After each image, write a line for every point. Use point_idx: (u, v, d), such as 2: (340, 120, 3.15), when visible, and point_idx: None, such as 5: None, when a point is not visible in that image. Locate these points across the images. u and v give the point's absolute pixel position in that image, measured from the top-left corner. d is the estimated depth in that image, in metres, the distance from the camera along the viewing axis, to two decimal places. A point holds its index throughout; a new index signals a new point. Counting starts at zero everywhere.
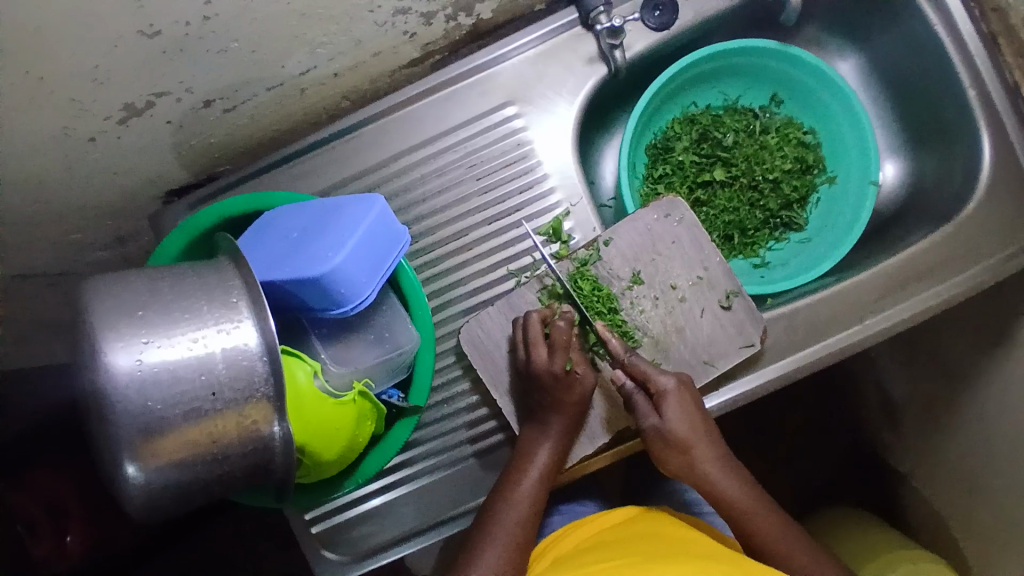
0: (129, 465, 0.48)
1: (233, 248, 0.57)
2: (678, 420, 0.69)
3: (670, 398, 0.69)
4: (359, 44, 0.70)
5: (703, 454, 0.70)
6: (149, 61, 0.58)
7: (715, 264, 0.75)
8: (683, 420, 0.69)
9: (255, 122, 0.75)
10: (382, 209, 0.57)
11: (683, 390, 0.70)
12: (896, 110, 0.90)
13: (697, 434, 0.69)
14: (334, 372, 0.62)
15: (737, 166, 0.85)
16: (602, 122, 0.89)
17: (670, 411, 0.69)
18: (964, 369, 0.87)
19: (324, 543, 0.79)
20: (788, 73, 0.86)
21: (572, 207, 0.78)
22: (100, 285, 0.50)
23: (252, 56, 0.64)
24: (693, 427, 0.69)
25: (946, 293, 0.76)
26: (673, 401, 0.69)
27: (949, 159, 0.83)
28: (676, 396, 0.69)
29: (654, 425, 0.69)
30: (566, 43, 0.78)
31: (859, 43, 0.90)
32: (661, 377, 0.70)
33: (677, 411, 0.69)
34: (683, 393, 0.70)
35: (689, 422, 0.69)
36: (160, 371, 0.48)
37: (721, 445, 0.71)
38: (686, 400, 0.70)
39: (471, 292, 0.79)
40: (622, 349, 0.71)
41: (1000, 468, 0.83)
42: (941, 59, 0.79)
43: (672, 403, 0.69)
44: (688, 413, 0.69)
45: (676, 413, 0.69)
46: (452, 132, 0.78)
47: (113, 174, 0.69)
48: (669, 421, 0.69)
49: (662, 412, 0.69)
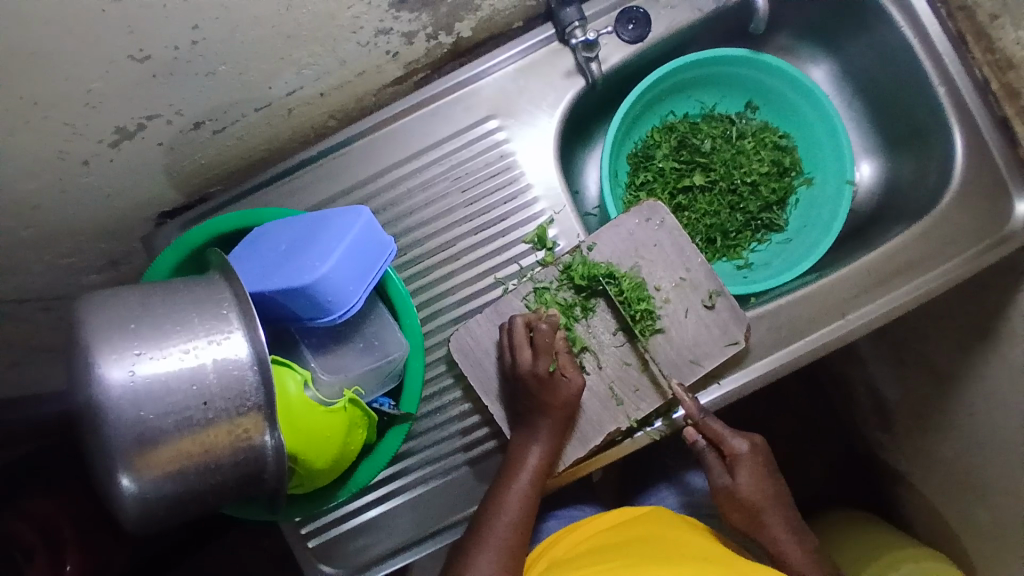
0: (123, 476, 0.49)
1: (222, 262, 0.58)
2: (748, 484, 0.73)
3: (743, 462, 0.74)
4: (344, 64, 0.72)
5: (771, 518, 0.72)
6: (141, 85, 0.60)
7: (697, 265, 0.76)
8: (753, 482, 0.73)
9: (245, 142, 0.77)
10: (368, 220, 0.58)
11: (755, 454, 0.75)
12: (870, 113, 0.93)
13: (768, 502, 0.73)
14: (325, 381, 0.63)
15: (716, 171, 0.87)
16: (583, 133, 0.92)
17: (743, 475, 0.73)
18: (949, 360, 0.88)
19: (320, 556, 0.80)
20: (761, 80, 0.89)
21: (556, 215, 0.80)
22: (94, 301, 0.52)
23: (240, 78, 0.66)
24: (762, 494, 0.73)
25: (925, 286, 0.77)
26: (744, 465, 0.74)
27: (922, 157, 0.85)
28: (748, 462, 0.74)
29: (725, 486, 0.74)
30: (545, 58, 0.81)
31: (829, 49, 0.93)
32: (735, 442, 0.74)
33: (749, 476, 0.73)
34: (754, 459, 0.74)
35: (759, 489, 0.73)
36: (152, 382, 0.49)
37: (789, 511, 0.74)
38: (758, 465, 0.74)
39: (460, 301, 0.80)
40: (694, 407, 0.73)
41: (992, 459, 0.84)
42: (908, 61, 0.82)
43: (746, 469, 0.74)
44: (760, 479, 0.74)
45: (749, 479, 0.73)
46: (436, 146, 0.81)
47: (105, 197, 0.71)
48: (741, 484, 0.73)
49: (734, 475, 0.73)
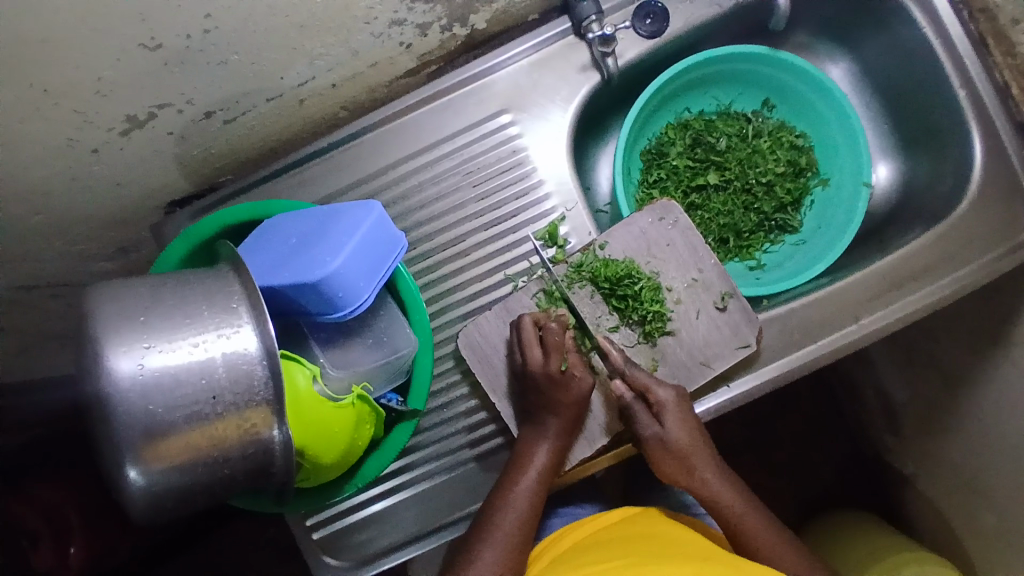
0: (130, 468, 0.49)
1: (233, 254, 0.58)
2: (677, 431, 0.70)
3: (670, 408, 0.71)
4: (357, 55, 0.71)
5: (700, 463, 0.70)
6: (153, 74, 0.59)
7: (710, 266, 0.75)
8: (683, 430, 0.70)
9: (256, 133, 0.76)
10: (380, 215, 0.58)
11: (683, 403, 0.72)
12: (888, 113, 0.91)
13: (697, 447, 0.70)
14: (333, 376, 0.62)
15: (730, 170, 0.86)
16: (596, 129, 0.91)
17: (670, 423, 0.70)
18: (960, 367, 0.87)
19: (324, 548, 0.80)
20: (779, 78, 0.87)
21: (568, 211, 0.80)
22: (104, 291, 0.51)
23: (252, 68, 0.65)
24: (693, 438, 0.70)
25: (940, 291, 0.76)
26: (673, 413, 0.70)
27: (940, 160, 0.84)
28: (677, 408, 0.71)
29: (654, 434, 0.70)
30: (560, 52, 0.80)
31: (849, 48, 0.91)
32: (660, 389, 0.71)
33: (678, 422, 0.70)
34: (682, 407, 0.71)
35: (689, 434, 0.70)
36: (161, 375, 0.49)
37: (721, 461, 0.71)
38: (686, 412, 0.71)
39: (469, 297, 0.80)
40: (622, 361, 0.73)
41: (1000, 468, 0.83)
42: (929, 62, 0.80)
43: (673, 415, 0.70)
44: (689, 424, 0.70)
45: (677, 424, 0.70)
46: (448, 140, 0.80)
47: (115, 185, 0.70)
48: (669, 430, 0.70)
49: (664, 422, 0.70)
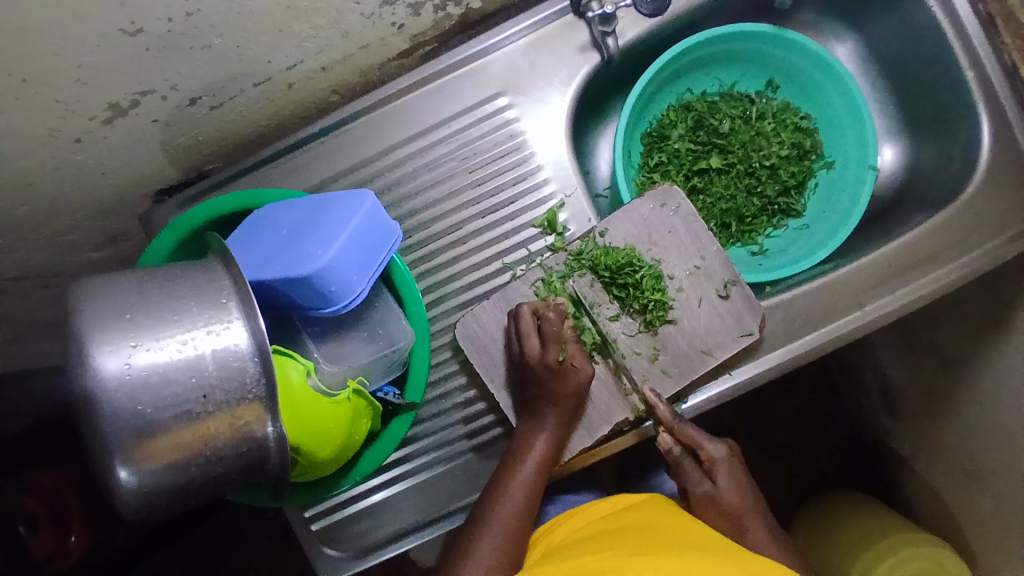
0: (120, 468, 0.48)
1: (222, 247, 0.56)
2: (727, 488, 0.71)
3: (721, 466, 0.72)
4: (346, 37, 0.69)
5: (752, 525, 0.69)
6: (134, 60, 0.57)
7: (712, 253, 0.74)
8: (734, 487, 0.71)
9: (244, 118, 0.74)
10: (373, 205, 0.56)
11: (734, 462, 0.73)
12: (894, 94, 0.88)
13: (749, 509, 0.70)
14: (327, 371, 0.60)
15: (733, 154, 0.84)
16: (596, 111, 0.88)
17: (722, 479, 0.71)
18: (962, 352, 0.86)
19: (324, 539, 0.80)
20: (783, 57, 0.85)
21: (567, 198, 0.78)
22: (87, 287, 0.50)
23: (238, 52, 0.63)
24: (744, 498, 0.71)
25: (945, 279, 0.75)
26: (722, 469, 0.72)
27: (947, 143, 0.82)
28: (727, 466, 0.72)
29: (706, 492, 0.71)
30: (558, 32, 0.77)
31: (856, 26, 0.88)
32: (711, 446, 0.72)
33: (728, 481, 0.71)
34: (732, 462, 0.73)
35: (740, 495, 0.71)
36: (149, 373, 0.47)
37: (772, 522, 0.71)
38: (736, 470, 0.73)
39: (467, 286, 0.78)
40: (670, 415, 0.72)
41: (1000, 455, 0.82)
42: (939, 42, 0.78)
43: (724, 472, 0.72)
44: (741, 486, 0.72)
45: (729, 483, 0.71)
46: (443, 124, 0.77)
47: (100, 174, 0.68)
48: (721, 488, 0.71)
49: (715, 479, 0.71)
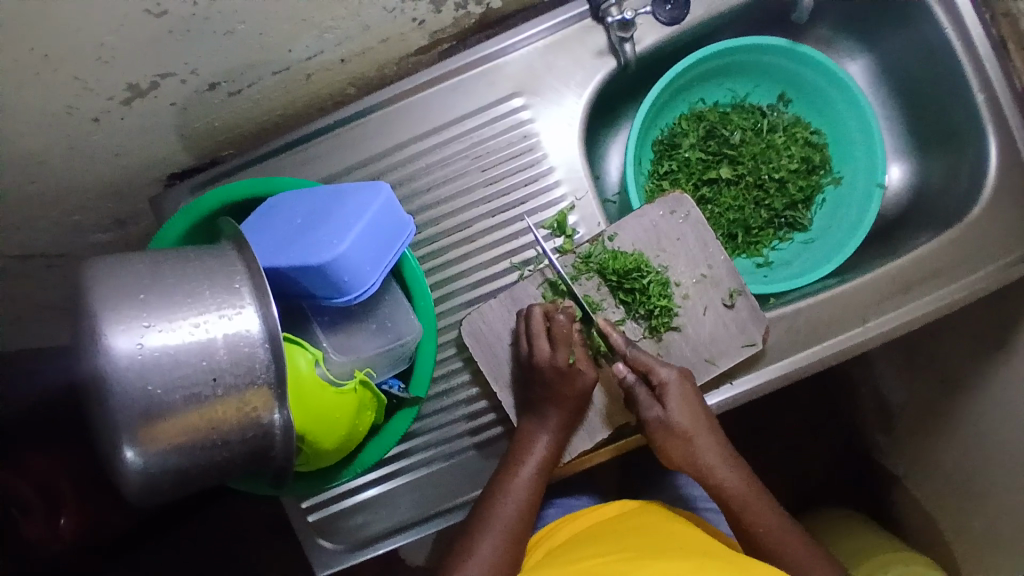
0: (127, 448, 0.48)
1: (236, 232, 0.56)
2: (678, 412, 0.69)
3: (672, 389, 0.70)
4: (367, 30, 0.69)
5: (704, 445, 0.70)
6: (156, 42, 0.57)
7: (720, 262, 0.74)
8: (686, 411, 0.69)
9: (260, 106, 0.74)
10: (388, 198, 0.56)
11: (685, 383, 0.70)
12: (905, 113, 0.89)
13: (700, 426, 0.70)
14: (336, 360, 0.61)
15: (743, 165, 0.85)
16: (609, 116, 0.89)
17: (673, 406, 0.69)
18: (961, 372, 0.87)
19: (319, 531, 0.79)
20: (797, 72, 0.86)
21: (578, 201, 0.78)
22: (100, 266, 0.49)
23: (259, 39, 0.63)
24: (695, 419, 0.69)
25: (948, 297, 0.75)
26: (674, 393, 0.69)
27: (955, 164, 0.82)
28: (678, 389, 0.70)
29: (657, 417, 0.69)
30: (576, 35, 0.77)
31: (869, 45, 0.89)
32: (661, 369, 0.70)
33: (680, 402, 0.69)
34: (684, 385, 0.70)
35: (691, 415, 0.69)
36: (160, 354, 0.47)
37: (723, 440, 0.71)
38: (688, 391, 0.70)
39: (474, 284, 0.78)
40: (624, 343, 0.71)
41: (994, 475, 0.83)
42: (951, 64, 0.79)
43: (675, 396, 0.69)
44: (692, 405, 0.70)
45: (679, 405, 0.69)
46: (458, 122, 0.78)
47: (114, 155, 0.68)
48: (672, 413, 0.69)
49: (666, 404, 0.69)
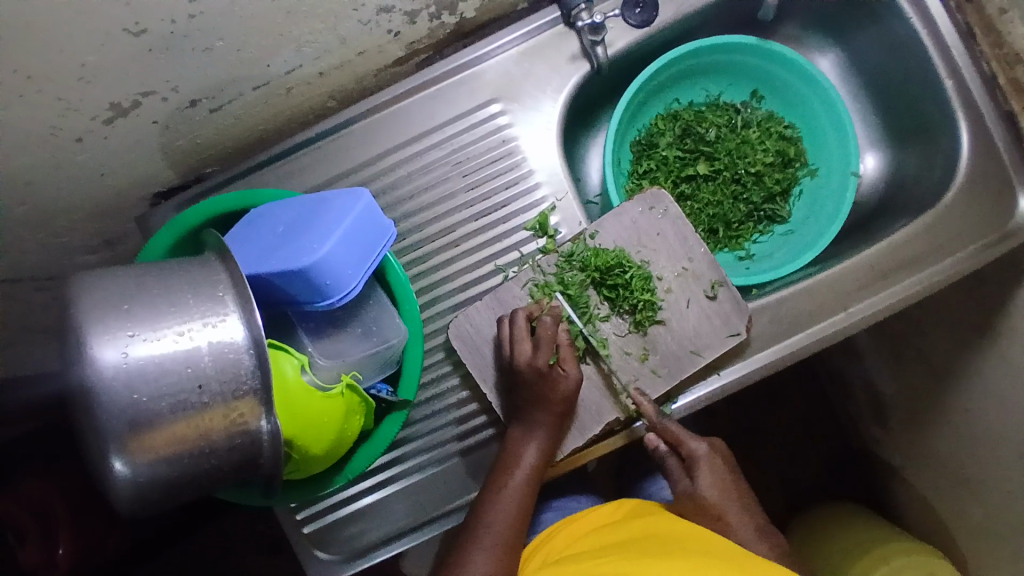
0: (115, 459, 0.48)
1: (219, 243, 0.57)
2: (708, 486, 0.71)
3: (702, 464, 0.72)
4: (344, 43, 0.71)
5: (735, 519, 0.68)
6: (136, 60, 0.58)
7: (700, 255, 0.75)
8: (715, 486, 0.70)
9: (242, 121, 0.75)
10: (368, 203, 0.57)
11: (716, 458, 0.73)
12: (876, 104, 0.92)
13: (729, 503, 0.70)
14: (322, 365, 0.62)
15: (720, 160, 0.86)
16: (586, 119, 0.91)
17: (703, 478, 0.71)
18: (946, 354, 0.88)
19: (316, 542, 0.79)
20: (768, 68, 0.88)
21: (558, 202, 0.79)
22: (85, 279, 0.50)
23: (238, 55, 0.64)
24: (724, 493, 0.70)
25: (928, 280, 0.77)
26: (703, 466, 0.72)
27: (927, 149, 0.84)
28: (708, 463, 0.72)
29: (685, 489, 0.71)
30: (550, 41, 0.79)
31: (836, 38, 0.92)
32: (692, 443, 0.73)
33: (710, 479, 0.71)
34: (715, 459, 0.73)
35: (720, 491, 0.70)
36: (146, 363, 0.48)
37: (758, 519, 0.70)
38: (718, 466, 0.72)
39: (460, 288, 0.79)
40: (654, 412, 0.74)
41: (987, 455, 0.83)
42: (917, 53, 0.81)
43: (704, 470, 0.72)
44: (721, 480, 0.71)
45: (708, 479, 0.71)
46: (437, 130, 0.79)
47: (99, 175, 0.69)
48: (701, 486, 0.71)
49: (695, 477, 0.71)
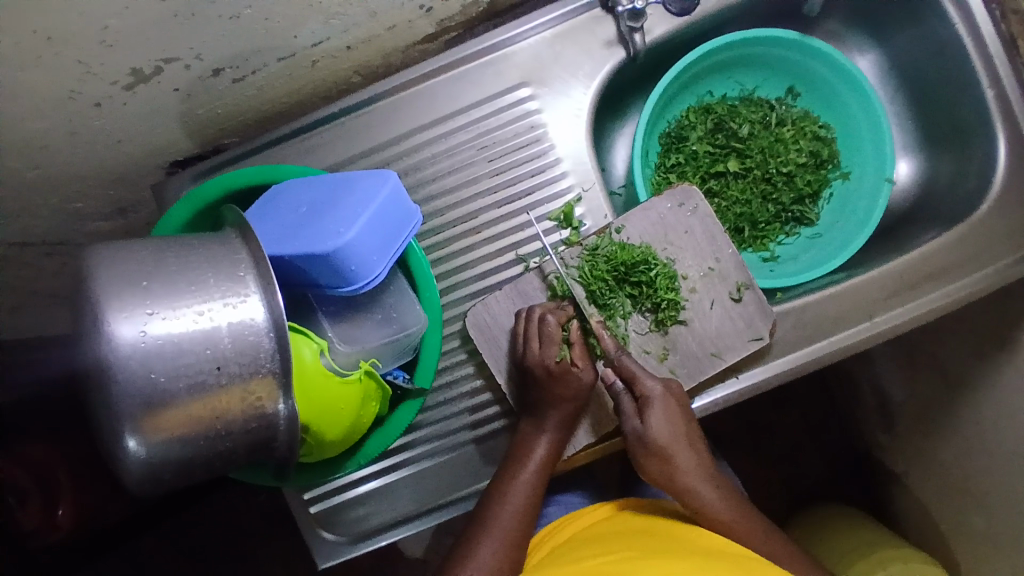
0: (129, 438, 0.47)
1: (240, 220, 0.55)
2: (659, 427, 0.68)
3: (655, 405, 0.68)
4: (374, 17, 0.68)
5: (681, 459, 0.69)
6: (160, 26, 0.56)
7: (727, 256, 0.74)
8: (666, 428, 0.68)
9: (264, 94, 0.73)
10: (395, 186, 0.55)
11: (671, 398, 0.69)
12: (914, 109, 0.89)
13: (679, 444, 0.68)
14: (341, 350, 0.61)
15: (751, 158, 0.84)
16: (616, 108, 0.88)
17: (653, 419, 0.68)
18: (963, 369, 0.86)
19: (321, 523, 0.79)
20: (807, 65, 0.85)
21: (584, 192, 0.77)
22: (103, 252, 0.49)
23: (264, 24, 0.62)
24: (674, 436, 0.68)
25: (956, 292, 0.75)
26: (657, 408, 0.68)
27: (963, 160, 0.82)
28: (661, 404, 0.68)
29: (634, 429, 0.69)
30: (585, 25, 0.77)
31: (879, 38, 0.89)
32: (648, 382, 0.69)
33: (661, 420, 0.68)
34: (669, 401, 0.69)
35: (671, 431, 0.68)
36: (164, 342, 0.47)
37: (704, 457, 0.70)
38: (671, 407, 0.69)
39: (479, 276, 0.78)
40: (613, 346, 0.70)
41: (995, 473, 0.82)
42: (960, 59, 0.78)
43: (657, 411, 0.68)
44: (672, 422, 0.68)
45: (660, 422, 0.68)
46: (463, 112, 0.77)
47: (116, 141, 0.67)
48: (651, 428, 0.68)
49: (646, 418, 0.68)
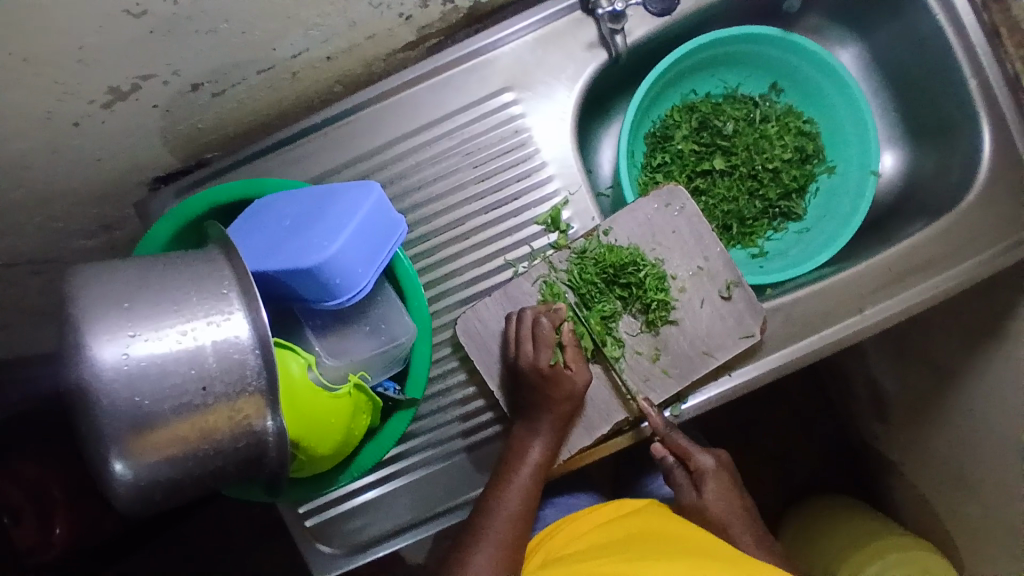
0: (116, 461, 0.46)
1: (223, 236, 0.55)
2: (715, 500, 0.72)
3: (710, 477, 0.73)
4: (354, 26, 0.68)
5: (737, 533, 0.70)
6: (137, 43, 0.55)
7: (715, 254, 0.74)
8: (720, 499, 0.72)
9: (246, 106, 0.73)
10: (379, 198, 0.55)
11: (723, 471, 0.74)
12: (897, 101, 0.89)
13: (733, 518, 0.71)
14: (329, 364, 0.61)
15: (737, 155, 0.84)
16: (601, 109, 0.88)
17: (709, 491, 0.73)
18: (955, 358, 0.87)
19: (318, 536, 0.79)
20: (790, 61, 0.85)
21: (571, 195, 0.77)
22: (83, 275, 0.48)
23: (242, 37, 0.61)
24: (730, 509, 0.72)
25: (942, 284, 0.75)
26: (710, 480, 0.73)
27: (948, 151, 0.82)
28: (715, 476, 0.73)
29: (692, 501, 0.73)
30: (566, 28, 0.76)
31: (860, 32, 0.89)
32: (701, 456, 0.74)
33: (716, 492, 0.73)
34: (721, 474, 0.74)
35: (726, 504, 0.72)
36: (147, 364, 0.46)
37: (762, 533, 0.72)
38: (723, 479, 0.74)
39: (469, 282, 0.78)
40: (663, 425, 0.73)
41: (990, 461, 0.83)
42: (942, 51, 0.78)
43: (711, 482, 0.73)
44: (728, 495, 0.72)
45: (715, 494, 0.72)
46: (447, 118, 0.77)
47: (97, 159, 0.67)
48: (706, 499, 0.72)
49: (702, 490, 0.73)
